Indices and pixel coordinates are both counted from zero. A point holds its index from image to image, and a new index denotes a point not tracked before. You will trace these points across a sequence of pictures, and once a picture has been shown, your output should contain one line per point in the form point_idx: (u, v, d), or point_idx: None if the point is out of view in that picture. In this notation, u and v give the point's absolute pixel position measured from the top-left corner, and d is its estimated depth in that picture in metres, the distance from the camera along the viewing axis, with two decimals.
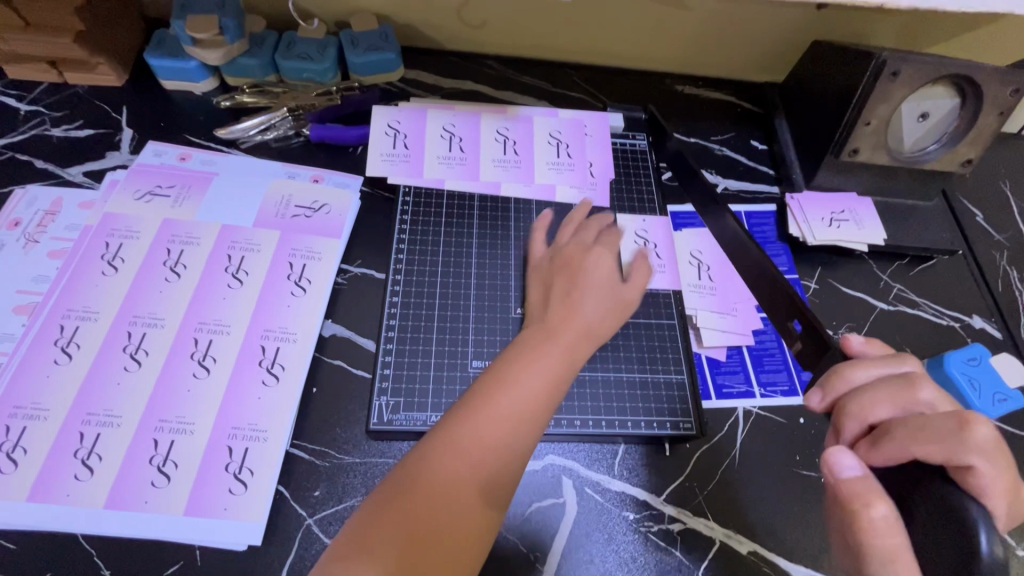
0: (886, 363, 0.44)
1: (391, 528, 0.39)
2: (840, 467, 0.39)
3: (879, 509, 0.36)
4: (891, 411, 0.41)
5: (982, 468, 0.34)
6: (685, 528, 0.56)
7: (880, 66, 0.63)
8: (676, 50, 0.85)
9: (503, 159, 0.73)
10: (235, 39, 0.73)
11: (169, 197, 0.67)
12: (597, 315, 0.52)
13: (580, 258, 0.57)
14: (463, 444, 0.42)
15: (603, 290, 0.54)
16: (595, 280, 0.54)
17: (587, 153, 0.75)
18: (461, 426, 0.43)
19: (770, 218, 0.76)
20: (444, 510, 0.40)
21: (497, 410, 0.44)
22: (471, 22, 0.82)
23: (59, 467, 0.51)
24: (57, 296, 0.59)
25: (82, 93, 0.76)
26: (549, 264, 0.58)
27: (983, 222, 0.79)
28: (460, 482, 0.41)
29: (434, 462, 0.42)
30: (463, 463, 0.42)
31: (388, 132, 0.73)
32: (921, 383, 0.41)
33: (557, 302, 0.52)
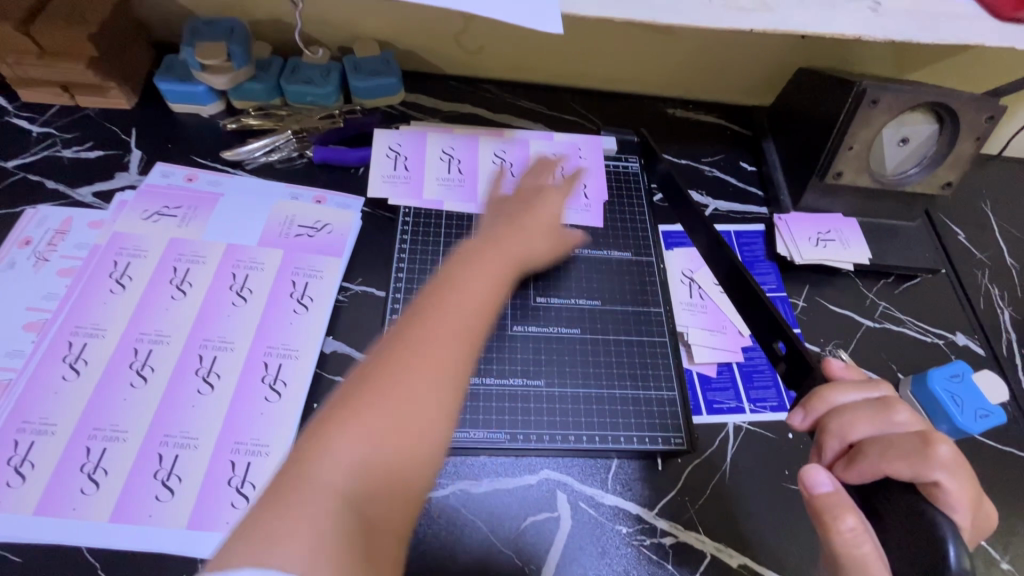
0: (861, 386, 0.45)
1: (356, 430, 0.40)
2: (812, 483, 0.40)
3: (848, 522, 0.38)
4: (871, 430, 0.43)
5: (947, 484, 0.38)
6: (676, 542, 0.57)
7: (861, 94, 0.66)
8: (667, 75, 0.89)
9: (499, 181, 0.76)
10: (242, 64, 0.76)
11: (176, 217, 0.69)
12: (538, 239, 0.62)
13: (532, 196, 0.66)
14: (412, 340, 0.45)
15: (549, 217, 0.64)
16: (543, 207, 0.64)
17: (581, 175, 0.78)
18: (411, 327, 0.46)
19: (759, 238, 0.78)
20: (407, 397, 0.42)
21: (443, 308, 0.48)
22: (469, 48, 0.85)
23: (66, 481, 0.53)
24: (66, 313, 0.61)
25: (92, 115, 0.79)
26: (504, 202, 0.65)
27: (966, 241, 0.82)
28: (416, 368, 0.43)
29: (388, 360, 0.44)
30: (415, 354, 0.44)
31: (389, 155, 0.75)
32: (896, 404, 0.43)
33: (502, 223, 0.61)
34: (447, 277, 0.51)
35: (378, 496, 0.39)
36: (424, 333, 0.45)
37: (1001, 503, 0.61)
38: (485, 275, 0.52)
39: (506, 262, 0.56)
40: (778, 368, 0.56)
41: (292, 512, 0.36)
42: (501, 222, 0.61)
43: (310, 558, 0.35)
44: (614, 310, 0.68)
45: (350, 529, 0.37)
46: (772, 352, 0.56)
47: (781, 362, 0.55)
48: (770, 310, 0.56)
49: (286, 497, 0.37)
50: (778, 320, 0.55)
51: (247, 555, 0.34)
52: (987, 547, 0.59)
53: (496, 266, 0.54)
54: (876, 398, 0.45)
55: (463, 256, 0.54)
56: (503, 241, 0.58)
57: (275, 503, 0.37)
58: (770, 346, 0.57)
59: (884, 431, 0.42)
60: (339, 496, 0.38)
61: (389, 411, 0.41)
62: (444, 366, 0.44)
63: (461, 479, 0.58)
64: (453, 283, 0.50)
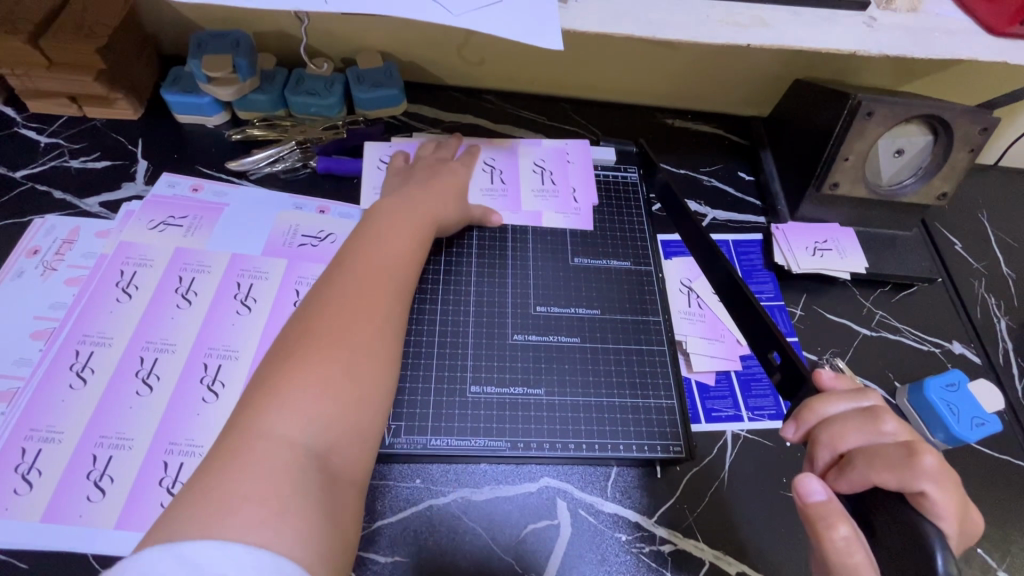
0: (849, 397, 0.46)
1: (299, 390, 0.42)
2: (806, 492, 0.41)
3: (841, 530, 0.39)
4: (860, 441, 0.44)
5: (934, 494, 0.39)
6: (675, 549, 0.57)
7: (856, 107, 0.68)
8: (666, 87, 0.90)
9: (490, 189, 0.77)
10: (247, 77, 0.77)
11: (181, 227, 0.70)
12: (452, 201, 0.68)
13: (439, 165, 0.72)
14: (338, 301, 0.49)
15: (457, 182, 0.70)
16: (449, 173, 0.71)
17: (570, 179, 0.80)
18: (333, 291, 0.50)
19: (758, 247, 0.79)
20: (348, 348, 0.46)
21: (360, 271, 0.52)
22: (471, 59, 0.87)
23: (73, 489, 0.53)
24: (73, 322, 0.62)
25: (100, 126, 0.80)
26: (407, 171, 0.70)
27: (962, 250, 0.83)
28: (348, 323, 0.47)
29: (318, 322, 0.47)
30: (345, 312, 0.48)
31: (380, 166, 0.76)
32: (884, 414, 0.44)
33: (410, 188, 0.66)
34: (361, 244, 0.56)
35: (338, 445, 0.42)
36: (343, 293, 0.49)
37: (998, 512, 0.62)
38: (396, 235, 0.58)
39: (421, 223, 0.62)
40: (773, 378, 0.56)
41: (253, 470, 0.38)
42: (410, 187, 0.66)
43: (286, 515, 0.36)
44: (614, 319, 0.69)
45: (318, 482, 0.39)
46: (767, 362, 0.57)
47: (776, 373, 0.56)
48: (764, 322, 0.57)
49: (245, 461, 0.38)
50: (771, 330, 0.55)
51: (214, 523, 0.34)
52: (984, 555, 0.59)
53: (405, 226, 0.60)
54: (866, 406, 0.45)
55: (373, 220, 0.59)
56: (416, 203, 0.64)
57: (230, 468, 0.38)
58: (765, 356, 0.57)
59: (871, 441, 0.43)
60: (301, 449, 0.40)
61: (334, 365, 0.44)
62: (369, 315, 0.49)
63: (462, 486, 0.59)
64: (367, 249, 0.55)
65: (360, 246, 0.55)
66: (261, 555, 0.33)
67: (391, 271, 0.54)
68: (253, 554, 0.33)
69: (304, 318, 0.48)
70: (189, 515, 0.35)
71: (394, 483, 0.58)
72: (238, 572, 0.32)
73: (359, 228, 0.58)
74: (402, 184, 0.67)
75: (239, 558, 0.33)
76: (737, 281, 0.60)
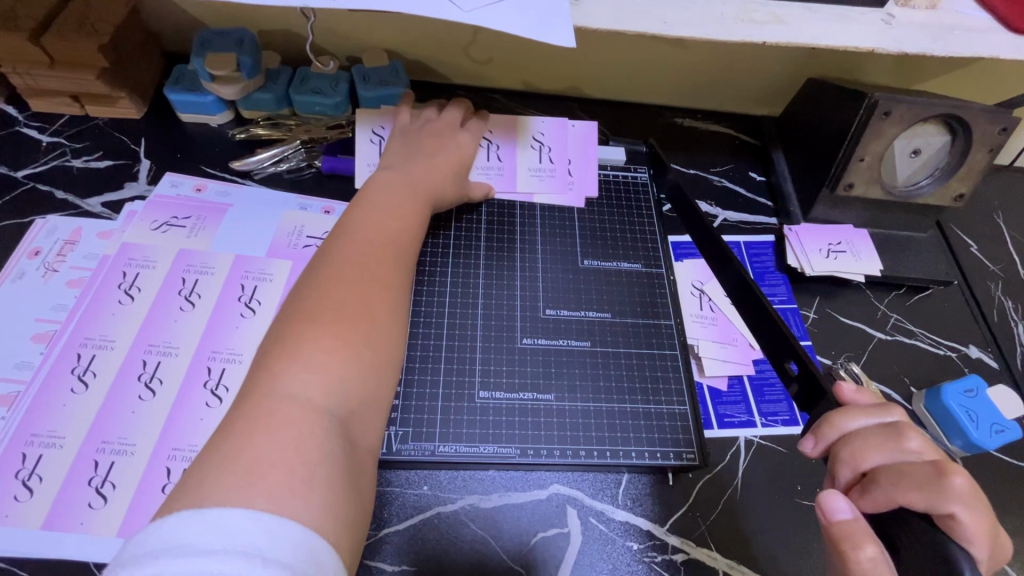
0: (871, 412, 0.45)
1: (320, 352, 0.42)
2: (832, 509, 0.40)
3: (868, 551, 0.37)
4: (883, 459, 0.42)
5: (962, 516, 0.37)
6: (688, 558, 0.56)
7: (874, 106, 0.66)
8: (676, 86, 0.89)
9: (485, 166, 0.74)
10: (251, 75, 0.76)
11: (185, 228, 0.69)
12: (456, 179, 0.67)
13: (449, 133, 0.69)
14: (346, 263, 0.48)
15: (463, 155, 0.68)
16: (458, 143, 0.68)
17: (568, 156, 0.77)
18: (340, 253, 0.49)
19: (770, 249, 0.78)
20: (361, 312, 0.45)
21: (365, 235, 0.51)
22: (477, 58, 0.85)
23: (74, 496, 0.52)
24: (75, 325, 0.61)
25: (102, 125, 0.79)
26: (414, 133, 0.68)
27: (978, 252, 0.81)
28: (359, 286, 0.46)
29: (325, 284, 0.46)
30: (353, 274, 0.47)
31: (373, 140, 0.73)
32: (907, 431, 0.42)
33: (414, 158, 0.64)
34: (366, 209, 0.55)
35: (357, 413, 0.41)
36: (356, 259, 0.48)
37: (1018, 521, 0.61)
38: (400, 202, 0.57)
39: (427, 196, 0.61)
40: (791, 389, 0.55)
41: (274, 436, 0.36)
42: (415, 155, 0.64)
43: (308, 489, 0.35)
44: (625, 322, 0.68)
45: (340, 449, 0.38)
46: (783, 371, 0.56)
47: (793, 384, 0.55)
48: (781, 334, 0.55)
49: (268, 424, 0.37)
50: (788, 342, 0.54)
51: (242, 493, 0.33)
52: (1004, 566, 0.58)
53: (409, 195, 0.59)
54: (890, 422, 0.44)
55: (381, 189, 0.58)
56: (423, 173, 0.63)
57: (251, 431, 0.36)
58: (782, 366, 0.56)
59: (894, 460, 0.42)
60: (323, 415, 0.39)
61: (348, 329, 0.44)
62: (381, 281, 0.48)
63: (471, 493, 0.58)
64: (373, 213, 0.54)
65: (365, 210, 0.54)
66: (290, 527, 0.32)
67: (397, 238, 0.53)
68: (284, 526, 0.32)
69: (310, 280, 0.47)
70: (218, 479, 0.34)
71: (401, 490, 0.57)
72: (267, 540, 0.31)
73: (366, 196, 0.57)
74: (408, 152, 0.65)
75: (270, 528, 0.32)
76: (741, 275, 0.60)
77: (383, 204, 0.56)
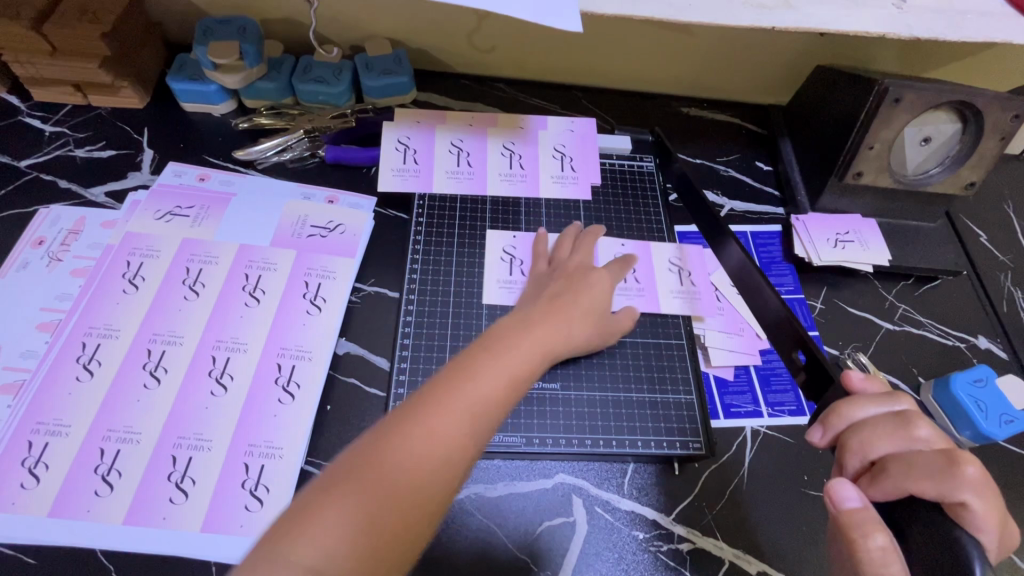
0: (880, 401, 0.44)
1: (348, 513, 0.36)
2: (841, 498, 0.39)
3: (877, 540, 0.37)
4: (892, 448, 0.42)
5: (975, 505, 0.36)
6: (694, 548, 0.56)
7: (883, 93, 0.65)
8: (682, 74, 0.88)
9: (624, 286, 0.69)
10: (254, 64, 0.76)
11: (189, 217, 0.69)
12: (591, 323, 0.57)
13: (581, 274, 0.60)
14: (456, 420, 0.41)
15: (594, 303, 0.57)
16: (588, 293, 0.58)
17: (590, 165, 0.77)
18: (455, 408, 0.41)
19: (776, 239, 0.77)
20: (417, 481, 0.38)
21: (491, 395, 0.43)
22: (482, 46, 0.85)
23: (79, 483, 0.52)
24: (80, 314, 0.61)
25: (105, 115, 0.79)
26: (547, 279, 0.62)
27: (987, 242, 0.80)
28: (432, 446, 0.40)
29: (432, 431, 0.40)
30: (456, 447, 0.41)
31: (398, 148, 0.75)
32: (917, 420, 0.42)
33: (544, 304, 0.55)
34: (503, 351, 0.46)
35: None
36: (443, 407, 0.41)
37: None
38: (533, 358, 0.48)
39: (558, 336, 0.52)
40: (798, 379, 0.55)
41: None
42: (542, 302, 0.55)
43: None
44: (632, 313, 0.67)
45: None
46: (792, 362, 0.55)
47: (801, 374, 0.54)
48: (790, 324, 0.55)
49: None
50: (797, 331, 0.54)
51: None
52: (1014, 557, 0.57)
53: (541, 352, 0.49)
54: (899, 411, 0.43)
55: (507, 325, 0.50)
56: (559, 321, 0.53)
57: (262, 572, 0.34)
58: (790, 355, 0.56)
59: (903, 448, 0.41)
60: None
61: (390, 494, 0.38)
62: (456, 442, 0.41)
63: (476, 482, 0.58)
64: (510, 365, 0.45)
65: (506, 357, 0.46)
66: None
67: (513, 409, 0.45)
68: None
69: (415, 418, 0.40)
70: None
71: None
72: None
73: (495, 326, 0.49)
74: (538, 297, 0.57)
75: None
76: (748, 266, 0.60)
77: (493, 332, 0.49)
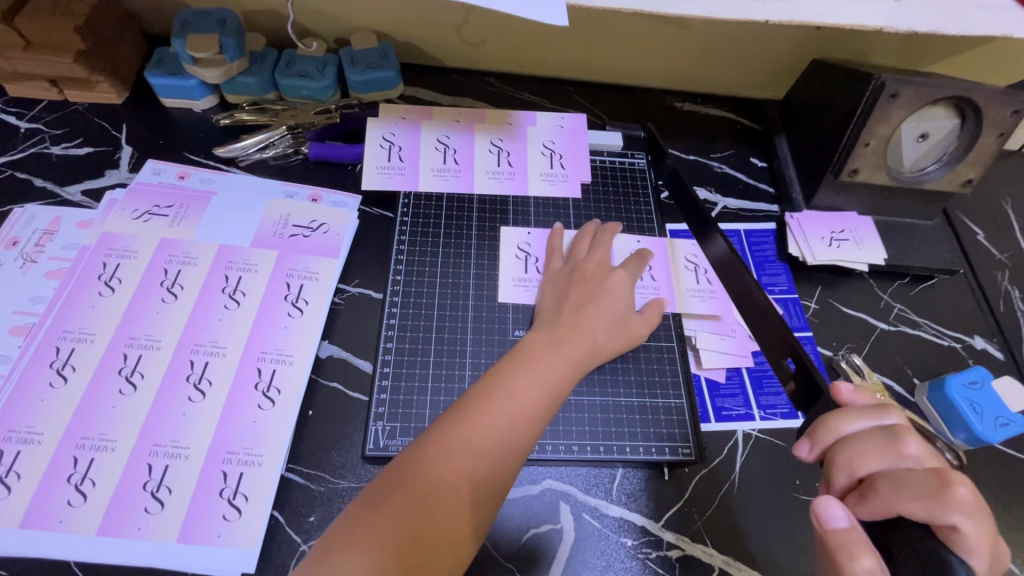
0: (869, 415, 0.43)
1: (389, 518, 0.42)
2: (827, 517, 0.38)
3: (865, 562, 0.36)
4: (881, 465, 0.41)
5: (966, 529, 0.35)
6: (684, 555, 0.55)
7: (880, 88, 0.63)
8: (676, 68, 0.86)
9: (642, 285, 0.67)
10: (235, 58, 0.73)
11: (167, 217, 0.67)
12: (616, 333, 0.59)
13: (600, 277, 0.62)
14: (461, 452, 0.46)
15: (614, 308, 0.60)
16: (608, 298, 0.60)
17: (580, 162, 0.75)
18: (480, 424, 0.47)
19: (770, 237, 0.76)
20: (449, 489, 0.44)
21: (499, 419, 0.48)
22: (470, 40, 0.82)
23: (52, 492, 0.51)
24: (54, 318, 0.59)
25: (82, 110, 0.77)
26: (566, 280, 0.62)
27: (985, 240, 0.79)
28: (462, 457, 0.46)
29: (439, 464, 0.45)
30: (463, 476, 0.45)
31: (383, 145, 0.73)
32: (906, 436, 0.41)
33: (567, 316, 0.58)
34: (506, 383, 0.50)
35: None
36: (471, 423, 0.47)
37: (1019, 517, 0.59)
38: (540, 385, 0.51)
39: (580, 353, 0.55)
40: (789, 387, 0.54)
41: None
42: (565, 317, 0.58)
43: None
44: None
45: None
46: (782, 369, 0.55)
47: (792, 381, 0.54)
48: (777, 328, 0.54)
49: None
50: (783, 337, 0.53)
51: None
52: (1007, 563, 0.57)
53: (564, 370, 0.53)
54: (888, 425, 0.42)
55: (530, 344, 0.55)
56: (571, 341, 0.55)
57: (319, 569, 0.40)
58: (781, 365, 0.55)
59: (892, 466, 0.40)
60: None
61: (426, 501, 0.43)
62: (483, 454, 0.46)
63: None
64: (510, 395, 0.49)
65: (507, 388, 0.50)
66: None
67: (523, 435, 0.48)
68: None
69: (446, 434, 0.46)
70: None
71: None
72: None
73: (519, 348, 0.55)
74: (557, 311, 0.59)
75: None
76: (733, 259, 0.61)
77: (515, 353, 0.54)
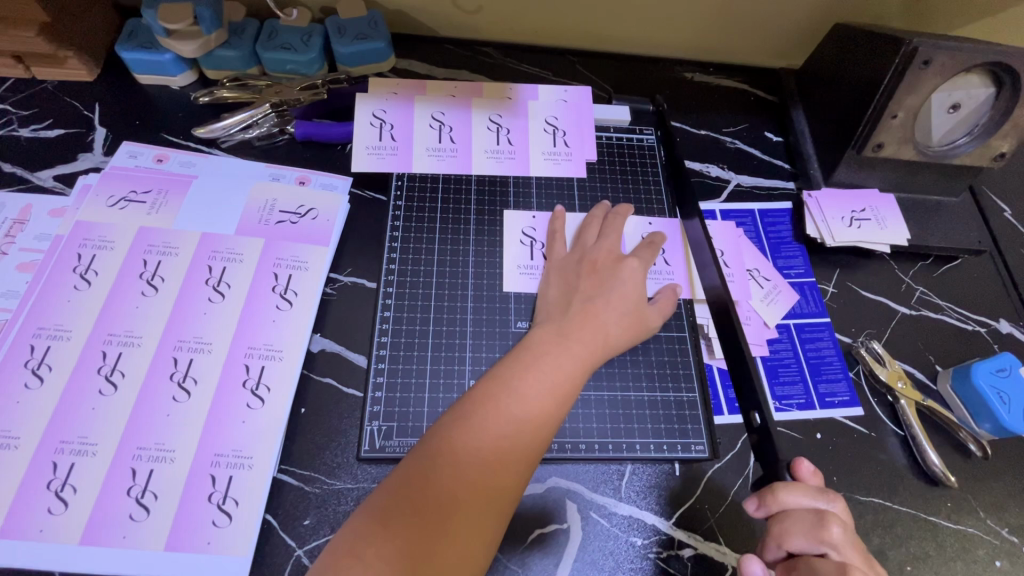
0: (812, 495, 0.46)
1: (392, 524, 0.40)
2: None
3: None
4: (804, 544, 0.44)
5: None
6: (696, 554, 0.53)
7: (912, 53, 0.58)
8: (686, 36, 0.80)
9: (656, 270, 0.64)
10: (212, 30, 0.68)
11: (145, 203, 0.63)
12: (630, 325, 0.55)
13: (611, 267, 0.58)
14: (470, 465, 0.43)
15: (625, 300, 0.56)
16: (621, 290, 0.56)
17: (586, 140, 0.71)
18: (486, 424, 0.44)
19: (787, 217, 0.72)
20: (455, 493, 0.42)
21: (506, 416, 0.45)
22: (466, 7, 0.77)
23: (30, 500, 0.48)
24: (27, 314, 0.56)
25: (51, 89, 0.72)
26: (575, 270, 0.58)
27: (1012, 217, 0.74)
28: (468, 458, 0.43)
29: (447, 479, 0.42)
30: (471, 479, 0.42)
31: (374, 123, 0.68)
32: (833, 522, 0.44)
33: (577, 307, 0.54)
34: (514, 383, 0.47)
35: None
36: (477, 423, 0.45)
37: None
38: (549, 385, 0.48)
39: (593, 346, 0.52)
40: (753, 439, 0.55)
41: None
42: (574, 311, 0.54)
43: None
44: None
45: None
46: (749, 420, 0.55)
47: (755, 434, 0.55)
48: (751, 383, 0.55)
49: None
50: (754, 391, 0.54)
51: None
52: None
53: (575, 364, 0.50)
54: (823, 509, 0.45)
55: (539, 338, 0.52)
56: (583, 334, 0.52)
57: None
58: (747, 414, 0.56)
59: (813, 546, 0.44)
60: None
61: (429, 506, 0.41)
62: (489, 455, 0.43)
63: None
64: (518, 392, 0.47)
65: (514, 391, 0.47)
66: None
67: (535, 437, 0.45)
68: None
69: (450, 435, 0.44)
70: None
71: None
72: None
73: (528, 341, 0.52)
74: (564, 303, 0.56)
75: None
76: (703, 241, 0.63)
77: (523, 348, 0.51)
